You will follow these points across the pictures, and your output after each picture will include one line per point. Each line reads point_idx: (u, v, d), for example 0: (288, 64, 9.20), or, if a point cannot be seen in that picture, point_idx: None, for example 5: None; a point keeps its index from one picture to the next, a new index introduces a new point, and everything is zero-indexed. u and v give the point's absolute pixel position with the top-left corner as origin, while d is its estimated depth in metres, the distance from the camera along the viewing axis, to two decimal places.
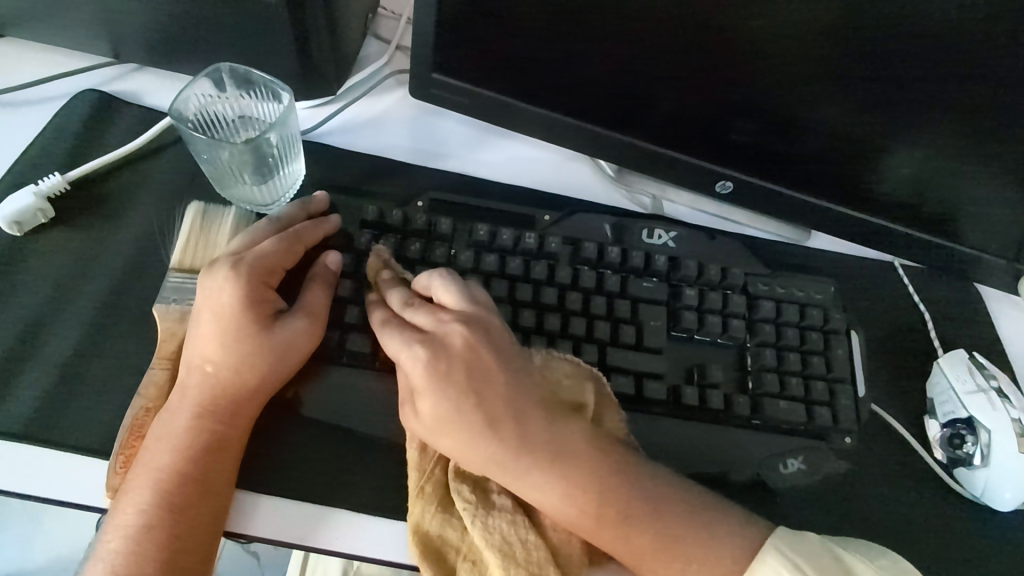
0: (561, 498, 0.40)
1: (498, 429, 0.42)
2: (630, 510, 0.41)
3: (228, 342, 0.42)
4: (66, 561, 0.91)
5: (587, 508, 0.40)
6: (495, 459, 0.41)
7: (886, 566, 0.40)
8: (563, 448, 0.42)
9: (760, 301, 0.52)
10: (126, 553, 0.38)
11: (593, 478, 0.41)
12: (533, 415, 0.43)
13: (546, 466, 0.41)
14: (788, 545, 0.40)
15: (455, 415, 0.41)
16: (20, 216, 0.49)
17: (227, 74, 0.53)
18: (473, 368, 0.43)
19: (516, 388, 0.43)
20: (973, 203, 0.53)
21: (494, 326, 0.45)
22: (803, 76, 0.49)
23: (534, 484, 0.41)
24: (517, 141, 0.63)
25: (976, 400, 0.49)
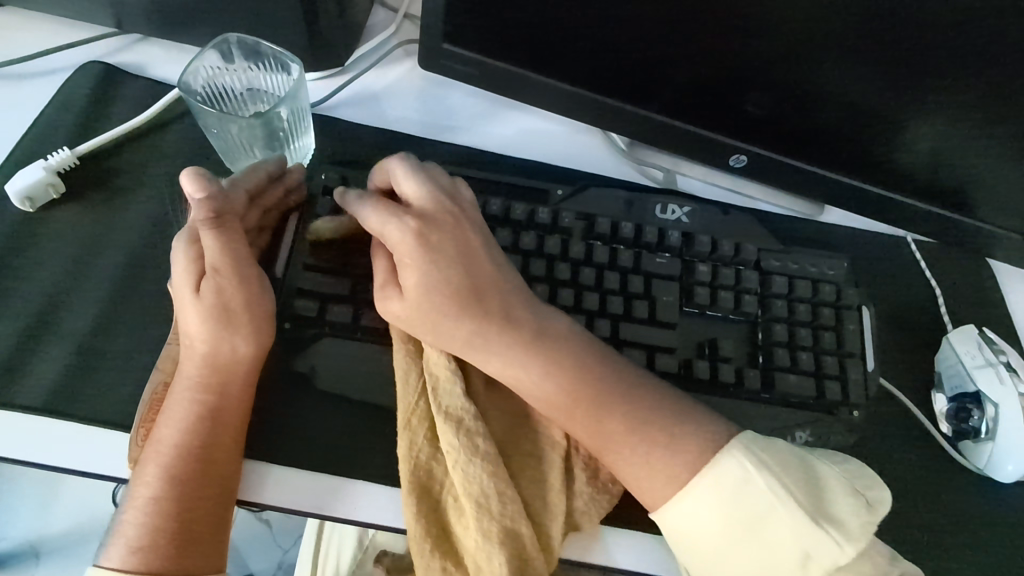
0: (543, 377, 0.43)
1: (487, 309, 0.44)
2: (600, 403, 0.43)
3: (213, 314, 0.41)
4: (84, 527, 0.94)
5: (561, 394, 0.42)
6: (477, 335, 0.43)
7: (851, 469, 0.42)
8: (545, 332, 0.44)
9: (773, 276, 0.52)
10: (144, 525, 0.39)
11: (572, 365, 0.43)
12: (515, 301, 0.45)
13: (534, 348, 0.43)
14: (755, 442, 0.41)
15: (439, 284, 0.44)
16: (31, 190, 0.49)
17: (235, 45, 0.52)
18: (457, 241, 0.45)
19: (494, 274, 0.46)
20: (991, 178, 0.53)
21: (473, 214, 0.48)
22: (824, 46, 0.47)
23: (515, 362, 0.43)
24: (528, 114, 0.62)
25: (984, 373, 0.50)
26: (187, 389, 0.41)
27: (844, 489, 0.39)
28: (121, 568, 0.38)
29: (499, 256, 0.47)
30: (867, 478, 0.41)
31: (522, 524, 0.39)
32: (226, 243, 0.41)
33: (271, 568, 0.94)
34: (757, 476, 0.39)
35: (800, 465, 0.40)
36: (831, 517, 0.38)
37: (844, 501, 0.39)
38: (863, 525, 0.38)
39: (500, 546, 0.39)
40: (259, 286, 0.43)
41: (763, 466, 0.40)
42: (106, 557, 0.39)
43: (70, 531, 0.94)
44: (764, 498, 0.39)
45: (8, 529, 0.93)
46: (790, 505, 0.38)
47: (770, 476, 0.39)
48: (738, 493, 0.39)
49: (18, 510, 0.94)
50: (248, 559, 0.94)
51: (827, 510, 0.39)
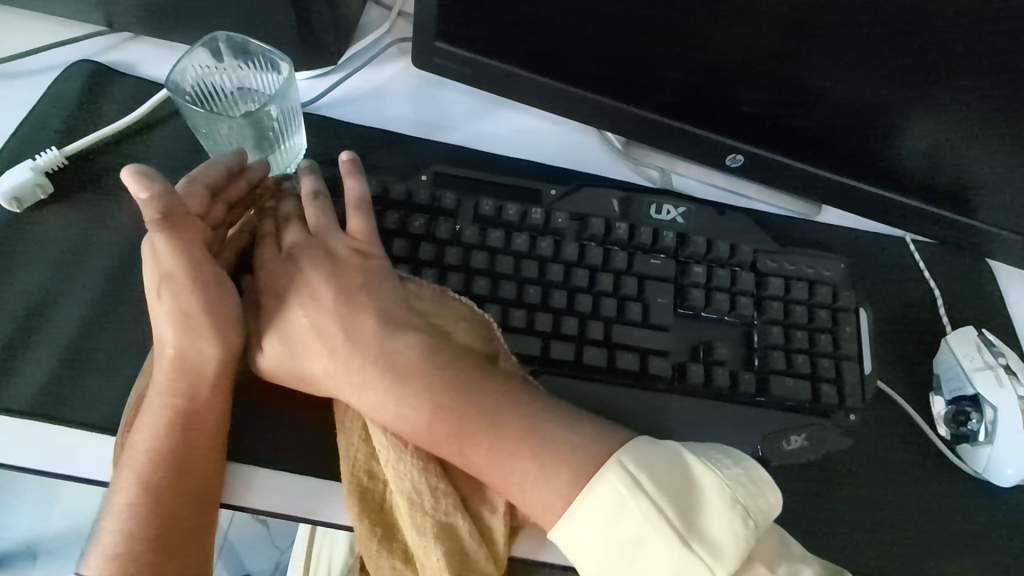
0: (397, 409, 0.41)
1: (334, 343, 0.43)
2: (466, 425, 0.40)
3: (176, 318, 0.41)
4: (80, 529, 0.94)
5: (420, 423, 0.40)
6: (329, 376, 0.42)
7: (736, 474, 0.38)
8: (399, 363, 0.42)
9: (769, 278, 0.51)
10: (122, 532, 0.38)
11: (432, 388, 0.41)
12: (368, 320, 0.44)
13: (384, 375, 0.42)
14: (634, 459, 0.38)
15: (291, 338, 0.43)
16: (19, 191, 0.49)
17: (224, 44, 0.52)
18: (303, 288, 0.45)
19: (348, 301, 0.44)
20: (990, 178, 0.52)
21: (347, 253, 0.46)
22: (818, 43, 0.47)
23: (368, 400, 0.41)
24: (522, 112, 0.62)
25: (983, 376, 0.49)
26: (162, 393, 0.41)
27: (722, 504, 0.37)
28: None
29: (373, 282, 0.45)
30: (752, 486, 0.38)
31: (458, 517, 0.39)
32: (177, 247, 0.40)
33: (268, 568, 0.94)
34: (632, 498, 0.36)
35: (678, 479, 0.38)
36: (704, 538, 0.36)
37: (720, 518, 0.36)
38: (736, 543, 0.36)
39: (437, 543, 0.38)
40: (218, 291, 0.42)
41: (639, 489, 0.37)
42: (85, 565, 0.38)
43: (66, 531, 0.94)
44: (636, 522, 0.36)
45: (6, 529, 0.94)
46: (662, 527, 0.36)
47: (645, 500, 0.36)
48: (614, 518, 0.37)
49: (15, 511, 0.94)
50: (244, 559, 0.93)
51: (701, 530, 0.36)
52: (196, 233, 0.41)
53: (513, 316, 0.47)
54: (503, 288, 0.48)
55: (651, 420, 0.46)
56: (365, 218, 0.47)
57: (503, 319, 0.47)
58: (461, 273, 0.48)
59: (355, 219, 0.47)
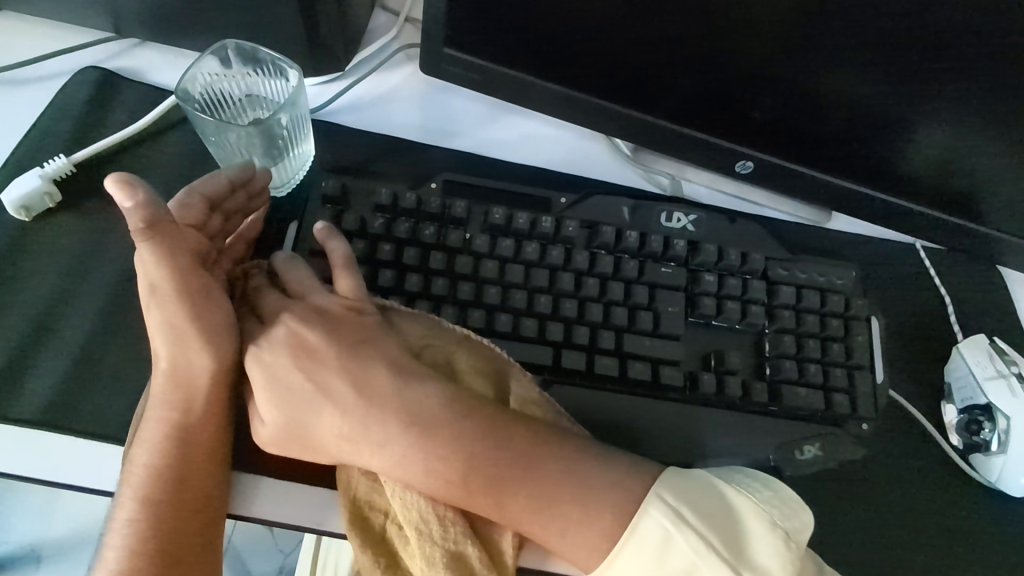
0: (426, 464, 0.39)
1: (345, 401, 0.41)
2: (499, 476, 0.39)
3: (167, 330, 0.41)
4: (84, 533, 0.93)
5: (450, 477, 0.39)
6: (344, 437, 0.40)
7: (768, 498, 0.40)
8: (421, 415, 0.40)
9: (780, 287, 0.51)
10: (123, 547, 0.38)
11: (461, 440, 0.40)
12: (380, 372, 0.42)
13: (406, 430, 0.40)
14: (671, 492, 0.38)
15: (291, 401, 0.41)
16: (27, 200, 0.49)
17: (233, 52, 0.52)
18: (298, 349, 0.42)
19: (356, 356, 0.42)
20: (1001, 185, 0.52)
21: (341, 313, 0.44)
22: (830, 51, 0.46)
23: (391, 458, 0.39)
24: (531, 118, 0.62)
25: (995, 385, 0.49)
26: (158, 407, 0.41)
27: (764, 529, 0.38)
28: None
29: (366, 338, 0.43)
30: (786, 508, 0.39)
31: (467, 543, 0.39)
32: (161, 257, 0.39)
33: (273, 571, 0.94)
34: (677, 531, 0.37)
35: (718, 509, 0.38)
36: (751, 564, 0.37)
37: (764, 545, 0.37)
38: (784, 567, 0.37)
39: (446, 570, 0.37)
40: (207, 300, 0.41)
41: (683, 522, 0.37)
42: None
43: (70, 535, 0.94)
44: (686, 556, 0.37)
45: (9, 532, 0.93)
46: (711, 560, 0.36)
47: (690, 532, 0.37)
48: (661, 556, 0.37)
49: (19, 515, 0.94)
50: (248, 562, 0.93)
51: (750, 557, 0.37)
52: (182, 242, 0.40)
53: (524, 325, 0.47)
54: (514, 297, 0.48)
55: (658, 432, 0.46)
56: (353, 276, 0.45)
57: (514, 328, 0.47)
58: (472, 282, 0.48)
59: (344, 279, 0.44)
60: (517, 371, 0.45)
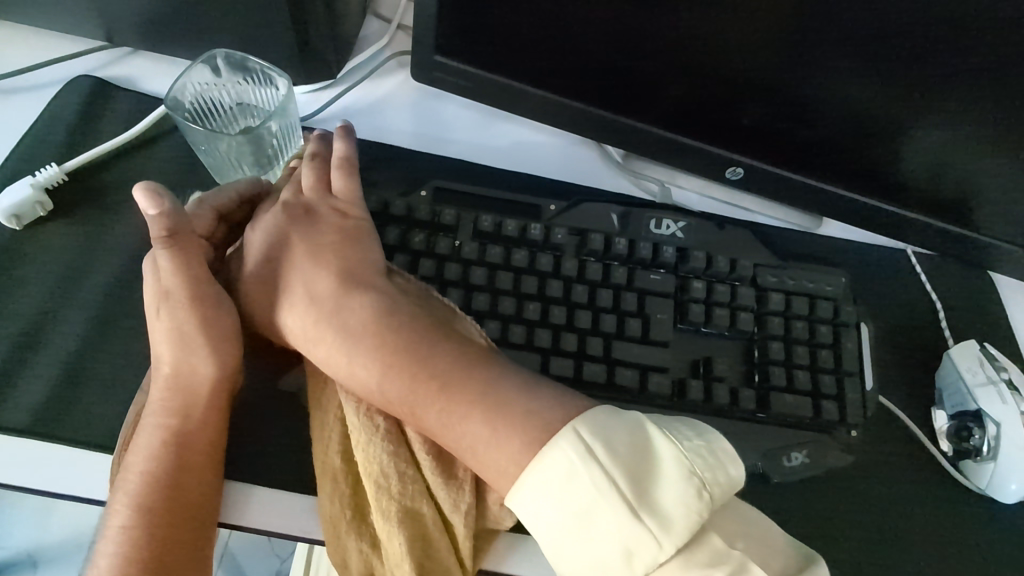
0: (347, 366, 0.41)
1: (297, 304, 0.44)
2: (417, 390, 0.40)
3: (173, 335, 0.42)
4: (81, 539, 0.93)
5: (369, 382, 0.41)
6: (298, 333, 0.43)
7: (696, 448, 0.37)
8: (351, 323, 0.43)
9: (769, 293, 0.51)
10: (117, 555, 0.37)
11: (388, 348, 0.42)
12: (326, 283, 0.44)
13: (338, 333, 0.42)
14: (588, 428, 0.36)
15: (267, 296, 0.45)
16: (18, 208, 0.49)
17: (223, 60, 0.52)
18: (274, 247, 0.46)
19: (311, 261, 0.45)
20: (990, 190, 0.52)
21: (329, 213, 0.47)
22: (816, 57, 0.47)
23: (325, 360, 0.42)
24: (522, 126, 0.62)
25: (985, 392, 0.49)
26: (155, 413, 0.41)
27: (678, 475, 0.35)
28: None
29: (342, 244, 0.46)
30: (712, 459, 0.36)
31: (422, 504, 0.39)
32: (178, 264, 0.41)
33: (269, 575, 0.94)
34: (582, 467, 0.35)
35: (634, 449, 0.36)
36: (654, 508, 0.34)
37: (673, 491, 0.35)
38: (689, 518, 0.34)
39: (399, 528, 0.38)
40: (213, 306, 0.42)
41: (592, 456, 0.35)
42: None
43: (67, 540, 0.94)
44: (587, 491, 0.35)
45: (7, 538, 0.94)
46: (612, 497, 0.34)
47: (597, 467, 0.35)
48: (564, 486, 0.35)
49: (16, 521, 0.94)
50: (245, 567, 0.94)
51: (655, 501, 0.35)
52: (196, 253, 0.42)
53: (512, 332, 0.47)
54: (502, 304, 0.48)
55: None
56: (350, 178, 0.48)
57: (502, 334, 0.47)
58: (461, 288, 0.48)
59: (340, 180, 0.48)
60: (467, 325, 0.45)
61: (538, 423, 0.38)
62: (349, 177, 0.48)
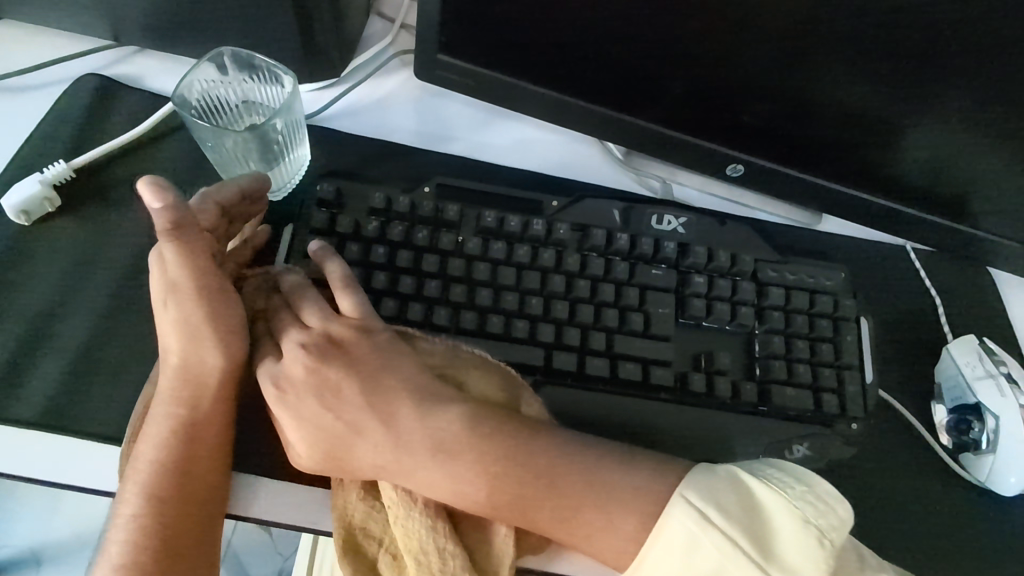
0: (454, 487, 0.40)
1: (372, 432, 0.41)
2: (525, 495, 0.40)
3: (181, 327, 0.41)
4: (85, 537, 0.94)
5: (478, 496, 0.39)
6: (376, 465, 0.40)
7: (798, 494, 0.39)
8: (443, 441, 0.41)
9: (770, 288, 0.51)
10: (126, 543, 0.38)
11: (483, 459, 0.40)
12: (401, 405, 0.42)
13: (433, 455, 0.40)
14: (696, 493, 0.38)
15: (326, 440, 0.41)
16: (27, 204, 0.49)
17: (229, 58, 0.53)
18: (320, 386, 0.42)
19: (372, 383, 0.42)
20: (988, 187, 0.53)
21: (351, 335, 0.44)
22: (815, 54, 0.47)
23: (421, 482, 0.40)
24: (525, 123, 0.62)
25: (984, 385, 0.49)
26: (166, 404, 0.41)
27: (794, 526, 0.37)
28: None
29: (385, 354, 0.44)
30: (821, 504, 0.38)
31: None
32: (186, 256, 0.40)
33: None
34: (701, 531, 0.37)
35: (744, 507, 0.38)
36: (780, 563, 0.37)
37: (792, 543, 0.37)
38: (817, 567, 0.36)
39: None
40: (221, 299, 0.42)
41: (707, 521, 0.37)
42: None
43: (71, 538, 0.94)
44: (712, 557, 0.36)
45: (9, 536, 0.94)
46: (737, 558, 0.36)
47: (714, 531, 0.37)
48: (687, 557, 0.37)
49: (20, 519, 0.95)
50: (248, 566, 0.94)
51: (777, 555, 0.37)
52: (204, 246, 0.41)
53: (515, 327, 0.48)
54: (505, 299, 0.48)
55: (650, 433, 0.47)
56: (356, 295, 0.45)
57: (505, 329, 0.48)
58: (464, 284, 0.49)
59: (346, 299, 0.45)
60: (527, 395, 0.45)
61: (637, 503, 0.40)
62: (356, 293, 0.45)
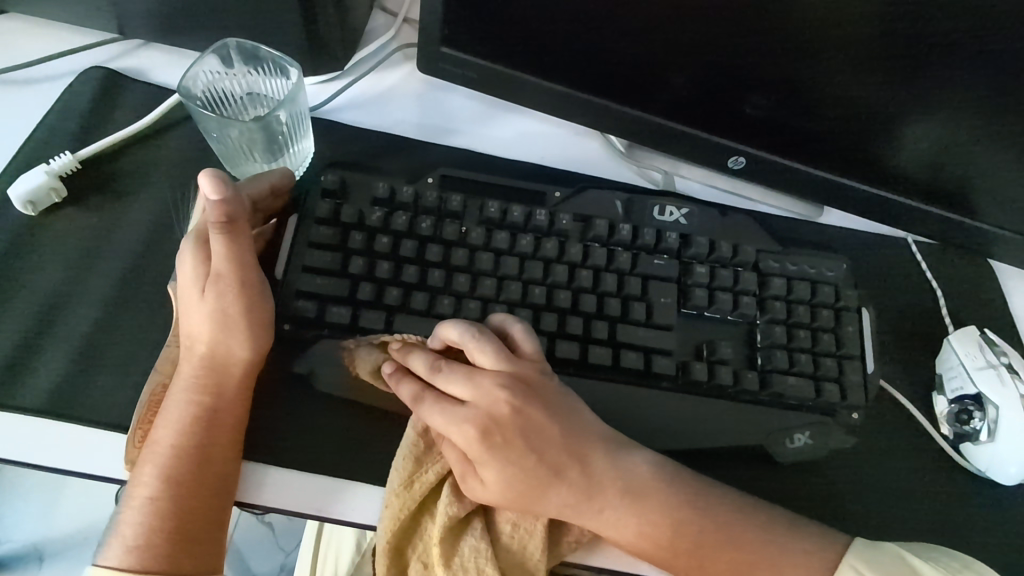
0: (641, 529, 0.42)
1: (571, 475, 0.43)
2: (702, 545, 0.42)
3: (215, 317, 0.43)
4: (88, 531, 0.94)
5: (660, 539, 0.42)
6: (568, 506, 0.42)
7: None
8: (634, 485, 0.43)
9: (771, 278, 0.52)
10: (143, 524, 0.39)
11: (668, 505, 0.42)
12: (596, 450, 0.43)
13: (622, 498, 0.42)
14: (870, 565, 0.41)
15: (530, 481, 0.42)
16: (34, 195, 0.50)
17: (235, 51, 0.53)
18: (522, 427, 0.43)
19: (570, 428, 0.44)
20: (989, 179, 0.53)
21: (538, 378, 0.44)
22: (816, 46, 0.47)
23: (610, 523, 0.42)
24: (527, 116, 0.63)
25: (985, 375, 0.49)
26: (185, 389, 0.43)
27: None
28: (120, 566, 0.39)
29: (565, 399, 0.45)
30: None
31: None
32: (231, 249, 0.42)
33: (274, 570, 0.94)
34: None
35: None
36: None
37: None
38: None
39: None
40: (257, 291, 0.44)
41: None
42: (105, 556, 0.39)
43: (74, 533, 0.94)
44: None
45: (10, 531, 0.94)
46: None
47: None
48: None
49: (24, 513, 0.95)
50: (250, 561, 0.94)
51: None
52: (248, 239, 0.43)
53: (519, 316, 0.48)
54: (509, 288, 0.49)
55: (651, 421, 0.47)
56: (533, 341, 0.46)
57: (509, 318, 0.48)
58: (467, 274, 0.49)
59: (528, 346, 0.45)
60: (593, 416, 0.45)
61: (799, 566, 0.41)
62: (528, 333, 0.46)
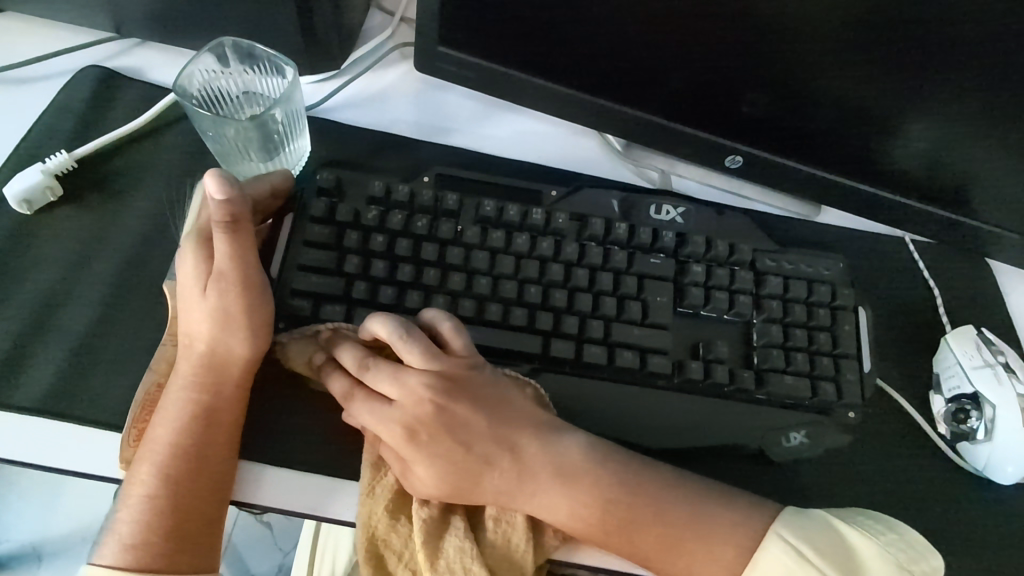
0: (570, 509, 0.42)
1: (501, 462, 0.43)
2: (633, 522, 0.42)
3: (216, 316, 0.43)
4: (86, 531, 0.94)
5: (592, 518, 0.42)
6: (502, 492, 0.42)
7: (891, 539, 0.41)
8: (564, 465, 0.43)
9: (768, 277, 0.52)
10: (138, 522, 0.40)
11: (600, 485, 0.43)
12: (525, 434, 0.44)
13: (554, 480, 0.43)
14: (795, 531, 0.41)
15: (460, 471, 0.42)
16: (30, 194, 0.50)
17: (230, 50, 0.53)
18: (447, 421, 0.44)
19: (499, 416, 0.44)
20: (986, 178, 0.53)
21: (465, 371, 0.45)
22: (812, 45, 0.47)
23: (543, 504, 0.42)
24: (524, 115, 0.63)
25: (982, 374, 0.49)
26: (183, 388, 0.43)
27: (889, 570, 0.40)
28: (116, 564, 0.39)
29: (495, 387, 0.45)
30: (913, 551, 0.41)
31: None
32: (235, 249, 0.42)
33: (272, 570, 0.94)
34: (800, 568, 0.40)
35: (840, 548, 0.41)
36: None
37: None
38: None
39: None
40: (259, 291, 0.43)
41: (805, 558, 0.40)
42: (100, 554, 0.39)
43: (73, 532, 0.94)
44: None
45: (9, 531, 0.94)
46: None
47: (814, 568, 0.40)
48: None
49: (23, 513, 0.95)
50: (248, 561, 0.94)
51: None
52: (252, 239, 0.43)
53: (514, 314, 0.48)
54: (504, 287, 0.49)
55: (647, 420, 0.47)
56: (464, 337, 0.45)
57: (504, 317, 0.48)
58: (462, 273, 0.49)
59: (457, 342, 0.45)
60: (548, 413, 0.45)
61: (734, 537, 0.42)
62: (459, 329, 0.45)
